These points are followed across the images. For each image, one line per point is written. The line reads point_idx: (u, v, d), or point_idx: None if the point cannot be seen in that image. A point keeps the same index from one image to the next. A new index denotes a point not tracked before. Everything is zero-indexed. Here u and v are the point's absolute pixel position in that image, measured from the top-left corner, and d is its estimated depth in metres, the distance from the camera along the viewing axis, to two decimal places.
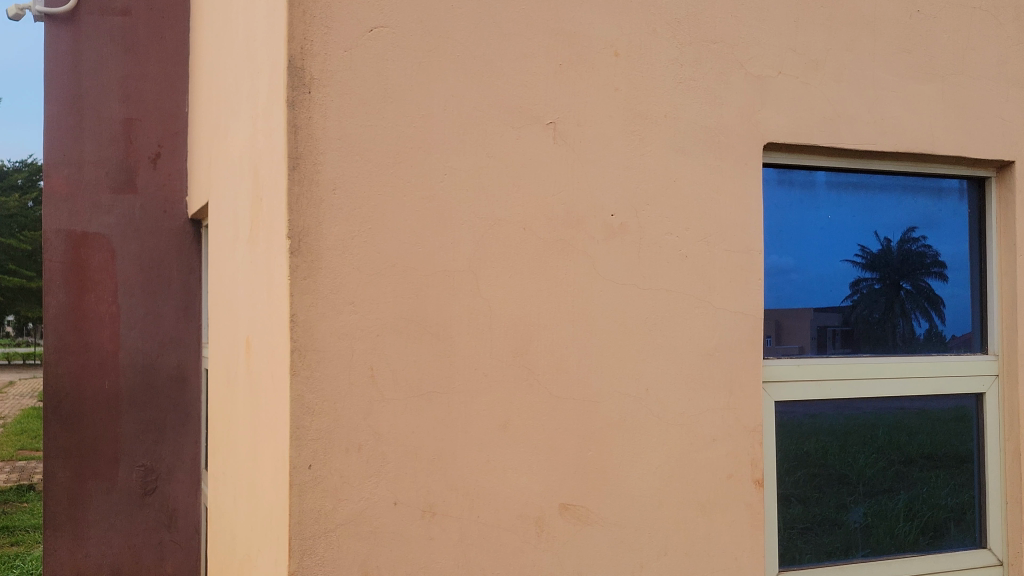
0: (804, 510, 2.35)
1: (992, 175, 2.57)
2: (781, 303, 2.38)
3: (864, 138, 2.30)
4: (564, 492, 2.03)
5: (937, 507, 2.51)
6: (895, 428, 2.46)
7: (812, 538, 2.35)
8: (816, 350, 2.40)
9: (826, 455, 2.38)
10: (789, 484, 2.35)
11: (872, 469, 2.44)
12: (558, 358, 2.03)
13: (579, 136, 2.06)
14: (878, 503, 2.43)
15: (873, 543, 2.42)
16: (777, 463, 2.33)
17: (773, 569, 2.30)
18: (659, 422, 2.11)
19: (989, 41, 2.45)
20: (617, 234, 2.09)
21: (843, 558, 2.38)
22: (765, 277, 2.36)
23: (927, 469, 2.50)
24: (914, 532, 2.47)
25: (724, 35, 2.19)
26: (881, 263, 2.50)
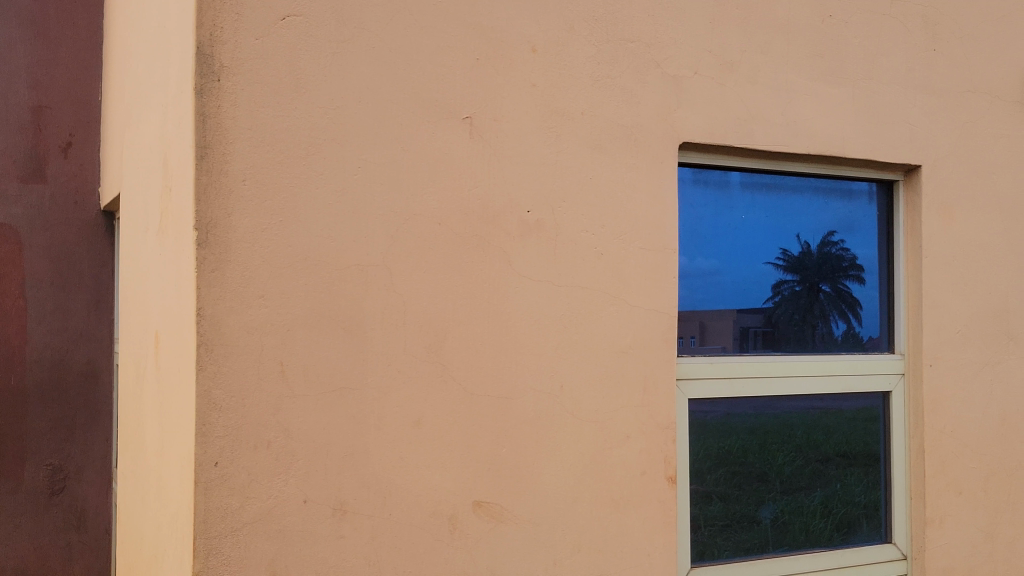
0: (724, 508, 2.39)
1: (900, 178, 2.61)
2: (703, 304, 2.41)
3: (776, 140, 2.34)
4: (477, 489, 2.01)
5: (851, 504, 2.58)
6: (811, 427, 2.52)
7: (731, 535, 2.39)
8: (737, 349, 2.45)
9: (746, 454, 2.43)
10: (711, 482, 2.38)
11: (790, 467, 2.49)
12: (473, 355, 2.02)
13: (496, 131, 2.05)
14: (794, 500, 2.49)
15: (788, 539, 2.47)
16: (697, 461, 2.37)
17: (691, 565, 2.33)
18: (574, 419, 2.11)
19: (899, 47, 2.50)
20: (533, 231, 2.08)
21: (759, 554, 2.43)
22: (684, 278, 2.39)
23: (842, 467, 2.57)
24: (829, 529, 2.54)
25: (641, 34, 2.20)
26: (800, 266, 2.55)
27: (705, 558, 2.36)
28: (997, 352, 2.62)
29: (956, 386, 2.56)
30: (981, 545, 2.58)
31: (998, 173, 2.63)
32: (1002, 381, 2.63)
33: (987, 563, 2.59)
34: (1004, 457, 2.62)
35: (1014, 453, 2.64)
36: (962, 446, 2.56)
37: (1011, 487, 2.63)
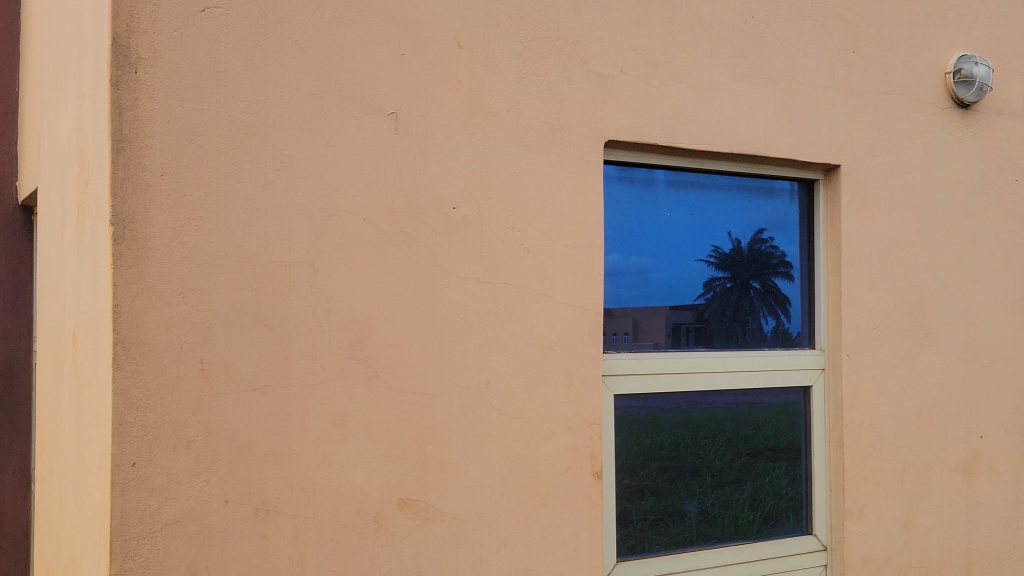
0: (656, 501, 2.44)
1: (820, 178, 2.66)
2: (634, 301, 2.45)
3: (700, 138, 2.37)
4: (403, 487, 2.00)
5: (779, 496, 2.63)
6: (741, 421, 2.58)
7: (662, 529, 2.44)
8: (670, 345, 2.49)
9: (678, 448, 2.48)
10: (644, 477, 2.42)
11: (720, 461, 2.55)
12: (398, 352, 2.01)
13: (421, 127, 2.04)
14: (724, 493, 2.54)
15: (718, 531, 2.52)
16: (630, 457, 2.41)
17: (622, 558, 2.37)
18: (500, 416, 2.11)
19: (819, 49, 2.55)
20: (459, 227, 2.08)
21: (690, 546, 2.48)
22: (614, 275, 2.42)
23: (771, 461, 2.63)
24: (757, 521, 2.59)
25: (567, 32, 2.21)
26: (730, 263, 2.60)
27: (636, 552, 2.39)
28: (914, 347, 2.69)
29: (874, 381, 2.62)
30: (897, 534, 2.64)
31: (914, 173, 2.71)
32: (918, 375, 2.70)
33: (904, 553, 2.66)
34: (920, 449, 2.70)
35: (929, 445, 2.71)
36: (881, 439, 2.63)
37: (927, 479, 2.71)
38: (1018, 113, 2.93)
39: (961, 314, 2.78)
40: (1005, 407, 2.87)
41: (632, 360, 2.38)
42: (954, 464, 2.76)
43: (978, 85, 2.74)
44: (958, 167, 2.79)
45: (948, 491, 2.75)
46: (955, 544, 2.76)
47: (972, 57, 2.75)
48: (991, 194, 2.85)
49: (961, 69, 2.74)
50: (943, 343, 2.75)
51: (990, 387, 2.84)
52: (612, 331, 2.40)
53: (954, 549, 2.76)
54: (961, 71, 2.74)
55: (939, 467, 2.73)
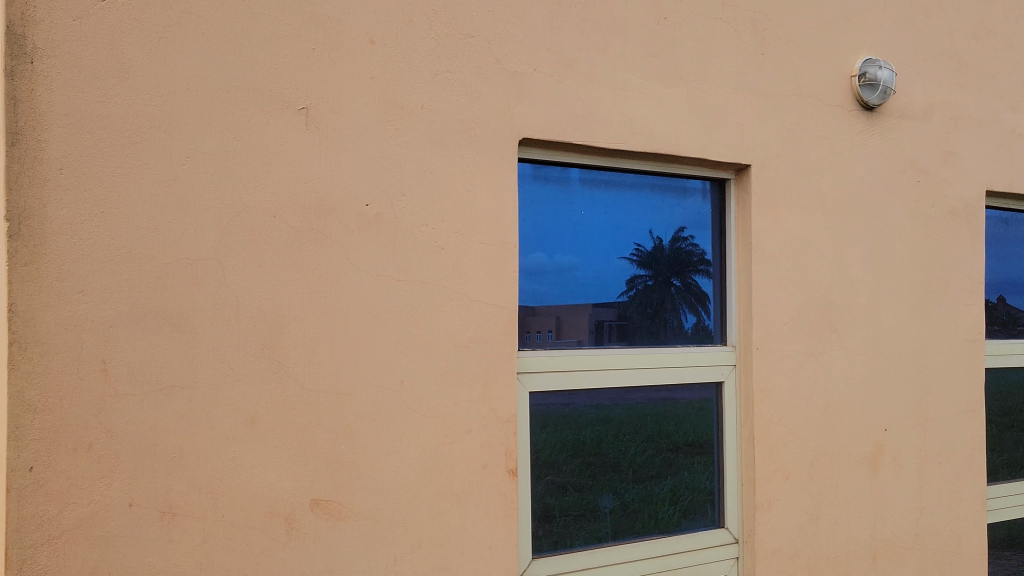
0: (579, 497, 2.47)
1: (732, 178, 2.70)
2: (557, 299, 2.48)
3: (613, 137, 2.38)
4: (315, 488, 1.97)
5: (698, 490, 2.69)
6: (662, 417, 2.63)
7: (584, 524, 2.47)
8: (593, 342, 2.53)
9: (601, 444, 2.52)
10: (566, 474, 2.46)
11: (641, 456, 2.60)
12: (309, 351, 1.98)
13: (333, 123, 2.01)
14: (644, 488, 2.60)
15: (638, 525, 2.57)
16: (553, 454, 2.43)
17: (543, 554, 2.40)
18: (413, 415, 2.09)
19: (730, 51, 2.60)
20: (372, 224, 2.06)
21: (609, 541, 2.52)
22: (535, 275, 2.44)
23: (690, 456, 2.69)
24: (676, 515, 2.65)
25: (481, 30, 2.20)
26: (653, 261, 2.66)
27: (558, 548, 2.42)
28: (822, 343, 2.76)
29: (784, 376, 2.67)
30: (806, 525, 2.71)
31: (822, 173, 2.77)
32: (827, 371, 2.76)
33: (812, 544, 2.72)
34: (829, 442, 2.76)
35: (836, 438, 2.78)
36: (791, 433, 2.68)
37: (834, 471, 2.77)
38: (921, 116, 3.02)
39: (866, 310, 2.86)
40: (909, 400, 2.96)
41: (553, 357, 2.40)
42: (860, 456, 2.84)
43: (883, 88, 2.80)
44: (864, 168, 2.87)
45: (855, 483, 2.82)
46: (862, 535, 2.84)
47: (876, 61, 2.82)
48: (895, 195, 2.94)
49: (866, 72, 2.80)
50: (850, 339, 2.82)
51: (894, 381, 2.92)
52: (535, 329, 2.42)
53: (861, 539, 2.83)
54: (866, 74, 2.80)
55: (845, 459, 2.80)
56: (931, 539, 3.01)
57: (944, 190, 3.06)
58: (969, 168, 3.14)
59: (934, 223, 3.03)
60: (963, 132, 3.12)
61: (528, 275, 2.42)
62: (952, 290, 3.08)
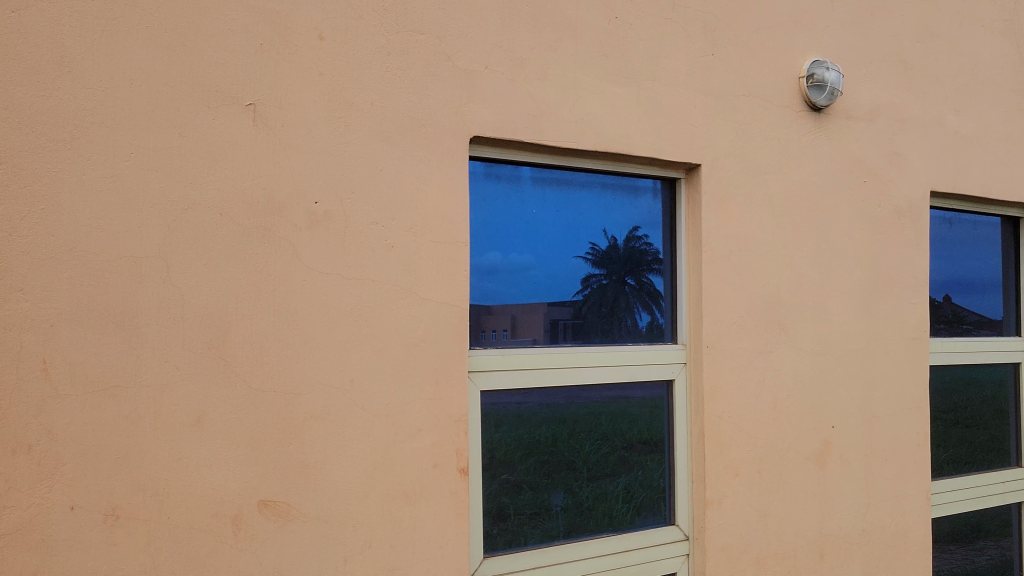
0: (534, 495, 2.47)
1: (682, 177, 2.72)
2: (512, 298, 2.48)
3: (564, 136, 2.38)
4: (263, 488, 1.95)
5: (651, 488, 2.71)
6: (617, 415, 2.65)
7: (538, 522, 2.48)
8: (548, 340, 2.54)
9: (556, 442, 2.53)
10: (521, 473, 2.46)
11: (596, 454, 2.61)
12: (257, 351, 1.95)
13: (281, 120, 1.99)
14: (599, 486, 2.60)
15: (592, 523, 2.58)
16: (507, 452, 2.43)
17: (498, 553, 2.40)
18: (363, 414, 2.08)
19: (680, 51, 2.62)
20: (321, 222, 2.04)
21: (562, 539, 2.52)
22: (488, 275, 2.44)
23: (644, 454, 2.70)
24: (630, 513, 2.66)
25: (431, 27, 2.19)
26: (607, 260, 2.67)
27: (512, 546, 2.43)
28: (771, 341, 2.78)
29: (734, 374, 2.70)
30: (755, 522, 2.73)
31: (771, 173, 2.80)
32: (775, 368, 2.79)
33: (761, 540, 2.75)
34: (777, 439, 2.79)
35: (785, 435, 2.81)
36: (740, 430, 2.71)
37: (783, 468, 2.81)
38: (867, 117, 3.06)
39: (814, 309, 2.90)
40: (856, 397, 3.00)
41: (506, 356, 2.40)
42: (807, 453, 2.87)
43: (830, 89, 2.83)
44: (811, 168, 2.90)
45: (803, 480, 2.86)
46: (809, 530, 2.87)
47: (824, 62, 2.85)
48: (842, 195, 2.98)
49: (813, 73, 2.83)
50: (799, 337, 2.85)
51: (841, 379, 2.96)
52: (489, 328, 2.42)
53: (808, 534, 2.87)
54: (814, 75, 2.83)
55: (793, 456, 2.84)
56: (877, 535, 3.06)
57: (889, 191, 3.11)
58: (914, 169, 3.19)
59: (880, 223, 3.08)
60: (908, 133, 3.18)
61: (483, 275, 2.42)
62: (896, 289, 3.13)
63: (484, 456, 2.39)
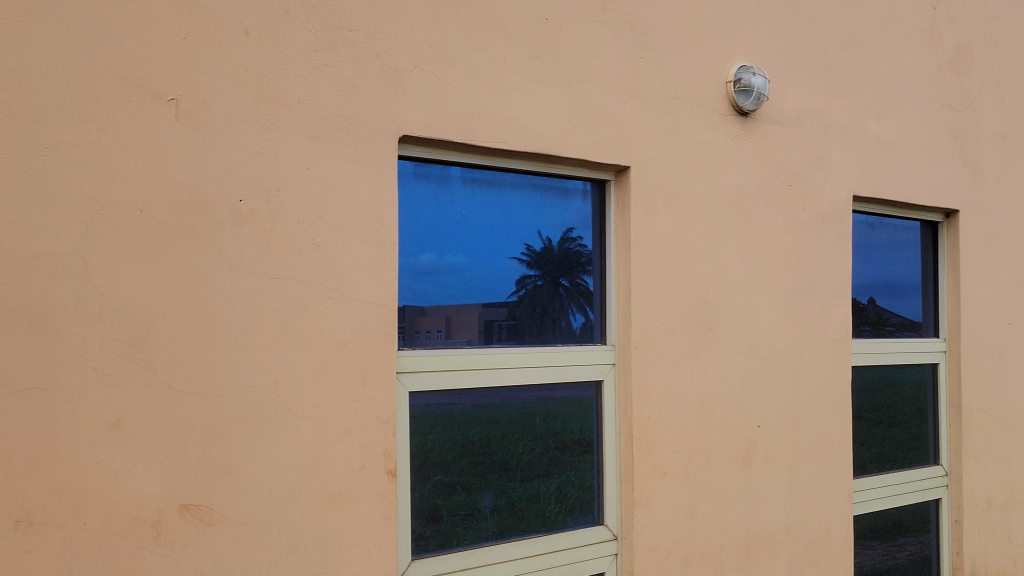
0: (467, 496, 2.47)
1: (611, 179, 2.73)
2: (447, 298, 2.48)
3: (494, 136, 2.38)
4: (185, 492, 1.91)
5: (584, 488, 2.71)
6: (550, 416, 2.65)
7: (471, 523, 2.47)
8: (483, 341, 2.54)
9: (490, 443, 2.53)
10: (454, 474, 2.45)
11: (530, 455, 2.61)
12: (179, 352, 1.91)
13: (204, 115, 1.95)
14: (532, 487, 2.60)
15: (524, 524, 2.58)
16: (439, 453, 2.43)
17: (430, 554, 2.39)
18: (289, 416, 2.05)
19: (610, 54, 2.63)
20: (245, 221, 2.00)
21: (495, 540, 2.52)
22: (422, 275, 2.43)
23: (577, 454, 2.71)
24: (563, 513, 2.66)
25: (360, 24, 2.17)
26: (542, 261, 2.67)
27: (445, 547, 2.42)
28: (698, 342, 2.82)
29: (662, 375, 2.72)
30: (682, 521, 2.76)
31: (698, 176, 2.83)
32: (702, 369, 2.83)
33: (688, 538, 2.78)
34: (704, 438, 2.83)
35: (712, 435, 2.85)
36: (668, 430, 2.73)
37: (710, 467, 2.84)
38: (793, 123, 3.12)
39: (740, 310, 2.94)
40: (780, 398, 3.05)
41: (436, 357, 2.40)
42: (733, 452, 2.91)
43: (756, 94, 2.90)
44: (738, 171, 2.94)
45: (729, 479, 2.90)
46: (735, 529, 2.91)
47: (750, 68, 2.90)
48: (768, 198, 3.03)
49: (741, 79, 2.88)
50: (725, 338, 2.89)
51: (766, 379, 3.01)
52: (423, 329, 2.43)
53: (734, 533, 2.91)
54: (741, 80, 2.88)
55: (720, 455, 2.87)
56: (801, 532, 3.11)
57: (814, 195, 3.18)
58: (837, 173, 3.26)
59: (805, 226, 3.14)
60: (832, 139, 3.24)
61: (417, 275, 2.42)
62: (821, 291, 3.20)
63: (416, 457, 2.39)
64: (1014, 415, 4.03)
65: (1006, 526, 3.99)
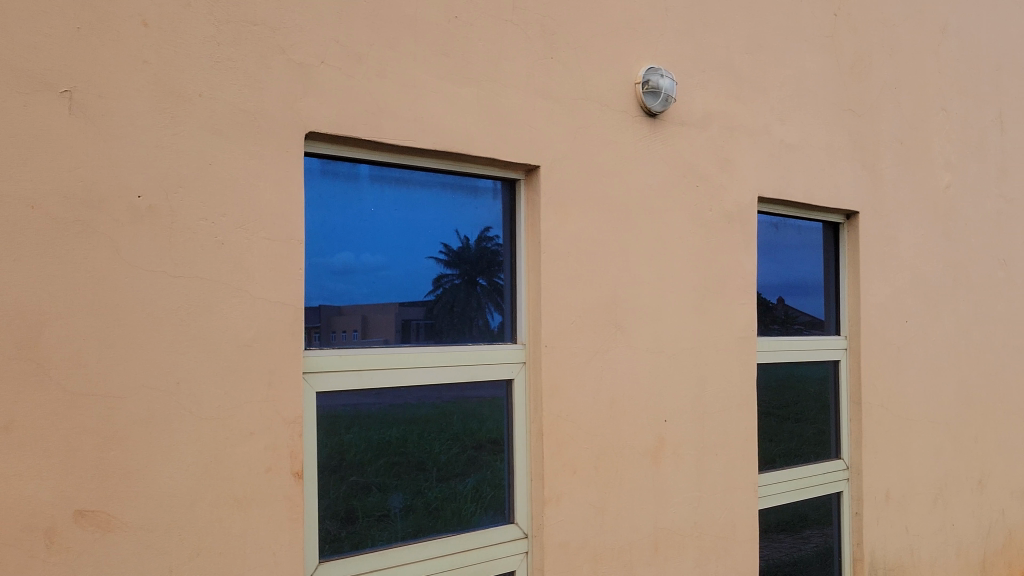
0: (382, 497, 2.45)
1: (522, 178, 2.74)
2: (366, 298, 2.46)
3: (404, 134, 2.37)
4: (81, 498, 1.84)
5: (498, 487, 2.72)
6: (467, 415, 2.65)
7: (386, 524, 2.45)
8: (399, 340, 2.53)
9: (406, 443, 2.51)
10: (369, 475, 2.43)
11: (446, 454, 2.60)
12: (74, 353, 1.85)
13: (100, 108, 1.89)
14: (448, 487, 2.60)
15: (438, 524, 2.57)
16: (354, 454, 2.40)
17: (344, 555, 2.37)
18: (191, 418, 2.00)
19: (520, 53, 2.64)
20: (144, 218, 1.94)
21: (411, 540, 2.51)
22: (337, 275, 2.40)
23: (494, 453, 2.72)
24: (477, 512, 2.66)
25: (265, 18, 2.13)
26: (459, 261, 2.66)
27: (359, 548, 2.40)
28: (607, 341, 2.84)
29: (573, 373, 2.74)
30: (592, 518, 2.79)
31: (608, 177, 2.86)
32: (612, 367, 2.85)
33: (598, 535, 2.80)
34: (613, 436, 2.85)
35: (621, 432, 2.88)
36: (578, 428, 2.75)
37: (619, 465, 2.87)
38: (700, 125, 3.17)
39: (649, 309, 2.98)
40: (688, 395, 3.10)
41: (349, 357, 2.38)
42: (642, 450, 2.95)
43: (664, 96, 2.94)
44: (647, 172, 2.98)
45: (638, 476, 2.93)
46: (644, 525, 2.95)
47: (658, 70, 2.95)
48: (676, 199, 3.08)
49: (649, 80, 2.93)
50: (634, 337, 2.93)
51: (674, 377, 3.06)
52: (340, 329, 2.40)
53: (643, 529, 2.95)
54: (649, 82, 2.92)
55: (629, 453, 2.91)
56: (708, 527, 3.17)
57: (720, 195, 3.24)
58: (743, 175, 3.33)
59: (712, 226, 3.20)
60: (738, 141, 3.31)
61: (333, 275, 2.39)
62: (727, 290, 3.26)
63: (331, 458, 2.36)
64: (910, 410, 4.18)
65: (903, 518, 4.14)
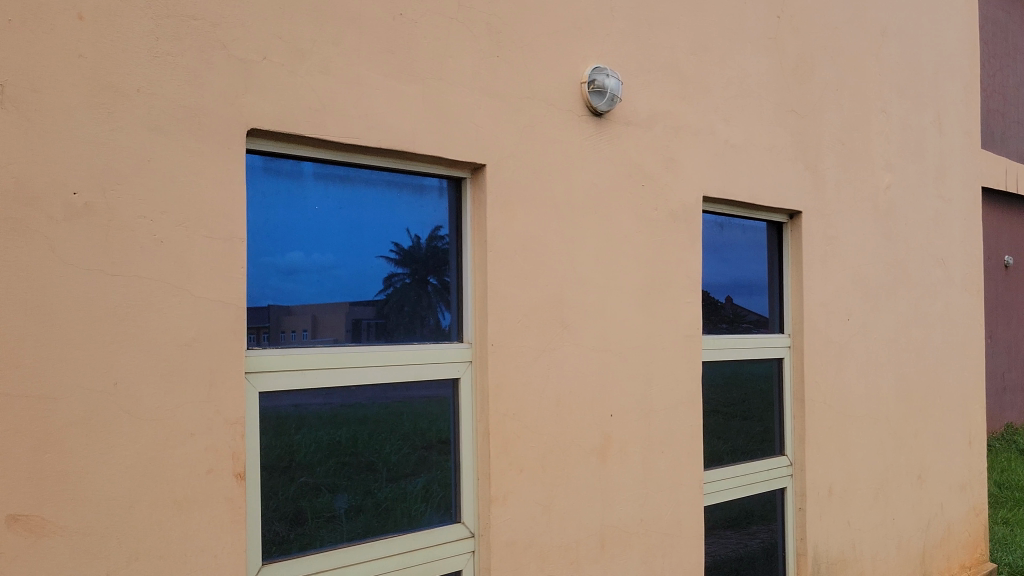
0: (332, 497, 2.43)
1: (467, 176, 2.73)
2: (317, 297, 2.44)
3: (348, 132, 2.35)
4: (14, 502, 1.80)
5: (447, 486, 2.71)
6: (417, 415, 2.64)
7: (336, 525, 2.43)
8: (350, 339, 2.51)
9: (356, 443, 2.49)
10: (319, 475, 2.41)
11: (397, 454, 2.59)
12: (6, 353, 1.80)
13: (34, 103, 1.84)
14: (398, 487, 2.58)
15: (388, 524, 2.55)
16: (304, 455, 2.38)
17: (292, 556, 2.35)
18: (129, 419, 1.96)
19: (465, 51, 2.63)
20: (80, 215, 1.90)
21: (361, 540, 2.49)
22: (287, 274, 2.38)
23: (445, 453, 2.71)
24: (427, 512, 2.65)
25: (206, 12, 2.10)
26: (410, 260, 2.65)
27: (308, 549, 2.38)
28: (553, 339, 2.85)
29: (519, 372, 2.74)
30: (539, 516, 2.79)
31: (554, 175, 2.87)
32: (558, 366, 2.86)
33: (545, 533, 2.81)
34: (560, 434, 2.86)
35: (568, 430, 2.89)
36: (524, 427, 2.75)
37: (565, 463, 2.88)
38: (646, 124, 3.20)
39: (595, 308, 2.99)
40: (633, 393, 3.12)
41: (297, 357, 2.35)
42: (588, 447, 2.96)
43: (609, 96, 2.96)
44: (592, 171, 2.99)
45: (584, 474, 2.94)
46: (590, 523, 2.96)
47: (603, 69, 2.96)
48: (622, 198, 3.09)
49: (594, 80, 2.94)
50: (580, 335, 2.94)
51: (620, 375, 3.08)
52: (289, 329, 2.38)
53: (590, 526, 2.96)
54: (595, 81, 2.93)
55: (576, 451, 2.92)
56: (654, 524, 3.20)
57: (666, 195, 3.26)
58: (688, 175, 3.36)
59: (657, 225, 3.23)
60: (683, 141, 3.34)
61: (281, 274, 2.37)
62: (672, 288, 3.29)
63: (281, 458, 2.34)
64: (852, 406, 4.26)
65: (845, 512, 4.21)
